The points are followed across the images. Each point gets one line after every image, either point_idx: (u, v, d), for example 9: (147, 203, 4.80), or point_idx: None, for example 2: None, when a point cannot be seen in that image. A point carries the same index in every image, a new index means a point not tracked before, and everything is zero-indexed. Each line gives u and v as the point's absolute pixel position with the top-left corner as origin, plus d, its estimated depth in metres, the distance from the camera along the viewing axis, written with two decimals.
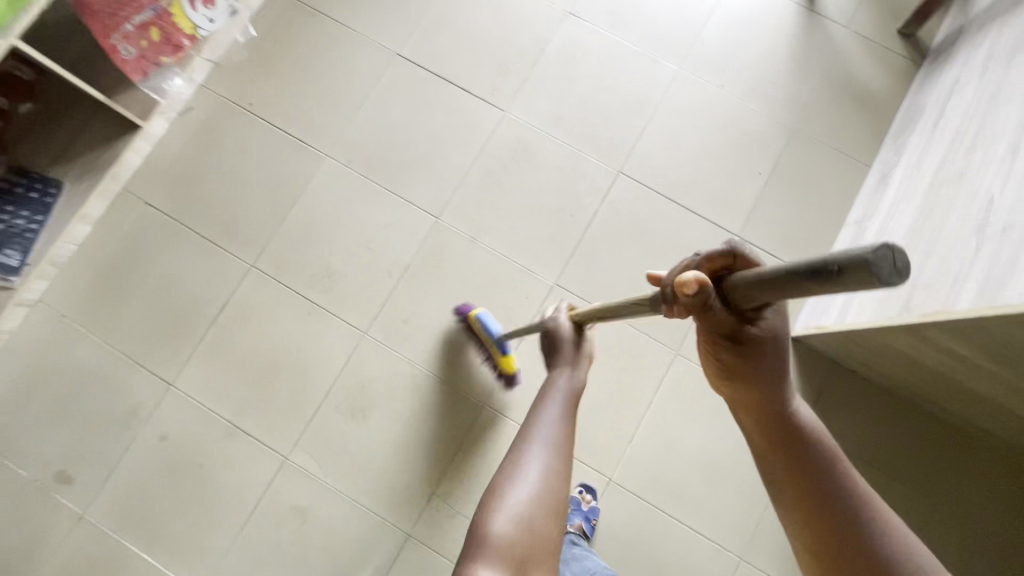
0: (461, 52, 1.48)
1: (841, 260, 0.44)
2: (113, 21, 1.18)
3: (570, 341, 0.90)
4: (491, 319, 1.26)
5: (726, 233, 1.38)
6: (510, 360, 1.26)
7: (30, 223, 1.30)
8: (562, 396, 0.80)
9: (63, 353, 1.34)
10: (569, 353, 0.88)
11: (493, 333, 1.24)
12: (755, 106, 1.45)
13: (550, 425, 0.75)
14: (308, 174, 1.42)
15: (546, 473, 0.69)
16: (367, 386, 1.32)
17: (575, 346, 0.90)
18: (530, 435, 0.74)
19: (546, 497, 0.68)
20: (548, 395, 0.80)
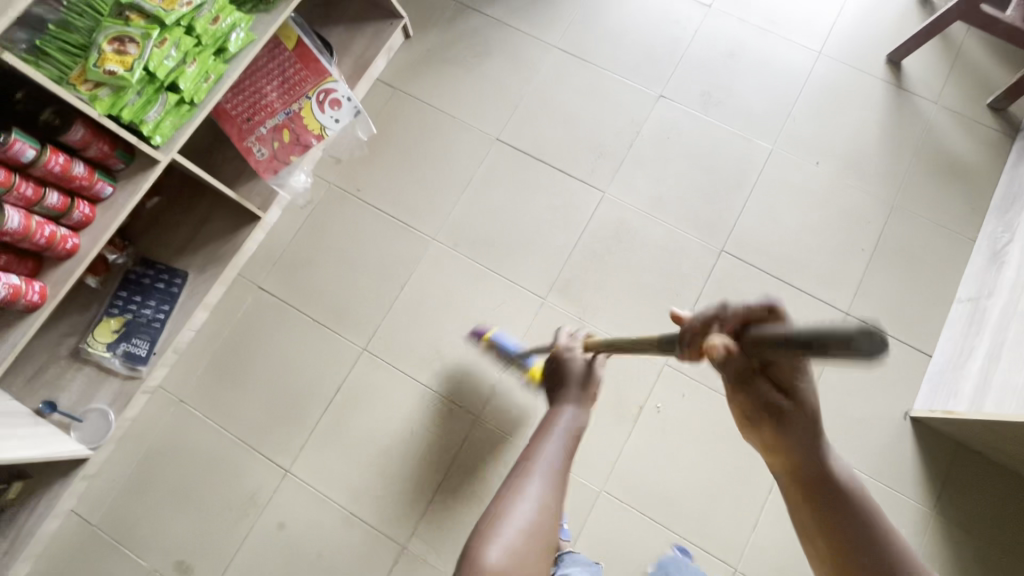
0: (558, 135, 1.53)
1: (831, 336, 0.47)
2: (249, 126, 1.29)
3: (580, 370, 0.91)
4: (505, 337, 1.34)
5: (836, 310, 1.38)
6: (535, 372, 1.30)
7: (157, 313, 1.35)
8: (562, 429, 0.79)
9: (181, 439, 1.37)
10: (575, 391, 0.88)
11: (511, 349, 1.31)
12: (851, 182, 1.47)
13: (551, 457, 0.73)
14: (415, 258, 1.46)
15: (546, 494, 0.67)
16: (467, 475, 1.31)
17: (581, 378, 0.90)
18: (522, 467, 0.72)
19: (536, 536, 0.63)
20: (548, 430, 0.78)
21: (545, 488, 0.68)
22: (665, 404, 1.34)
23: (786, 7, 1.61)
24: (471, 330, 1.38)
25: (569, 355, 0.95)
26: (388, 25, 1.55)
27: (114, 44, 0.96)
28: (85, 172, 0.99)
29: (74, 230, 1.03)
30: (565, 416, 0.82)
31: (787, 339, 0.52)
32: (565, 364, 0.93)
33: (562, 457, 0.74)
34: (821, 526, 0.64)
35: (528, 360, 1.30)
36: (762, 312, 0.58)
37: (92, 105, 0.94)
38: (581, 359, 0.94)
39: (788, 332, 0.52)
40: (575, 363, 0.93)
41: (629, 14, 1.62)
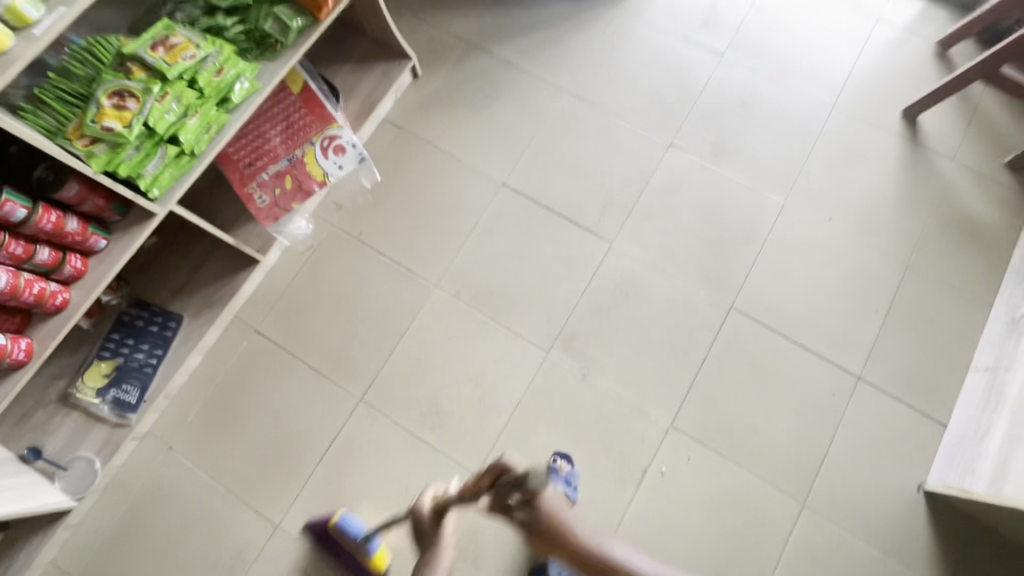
0: (565, 183, 1.50)
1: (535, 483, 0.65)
2: (251, 172, 1.25)
3: (431, 522, 0.90)
4: (353, 520, 1.21)
5: (847, 374, 1.34)
6: (381, 559, 1.19)
7: (149, 357, 1.32)
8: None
9: (169, 489, 1.32)
10: (433, 538, 0.89)
11: (355, 535, 1.19)
12: (864, 240, 1.43)
13: None
14: (416, 306, 1.42)
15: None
16: None
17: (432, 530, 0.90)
18: None
19: None
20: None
21: None
22: (669, 468, 1.29)
23: (800, 57, 1.59)
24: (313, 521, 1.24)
25: (425, 507, 0.93)
26: (397, 65, 1.53)
27: (113, 98, 0.93)
28: (79, 228, 0.96)
29: (64, 284, 0.99)
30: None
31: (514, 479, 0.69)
32: (418, 521, 0.92)
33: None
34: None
35: (373, 547, 1.18)
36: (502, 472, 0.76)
37: (87, 162, 0.91)
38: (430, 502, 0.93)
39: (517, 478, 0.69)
40: (427, 516, 0.92)
41: (639, 61, 1.60)
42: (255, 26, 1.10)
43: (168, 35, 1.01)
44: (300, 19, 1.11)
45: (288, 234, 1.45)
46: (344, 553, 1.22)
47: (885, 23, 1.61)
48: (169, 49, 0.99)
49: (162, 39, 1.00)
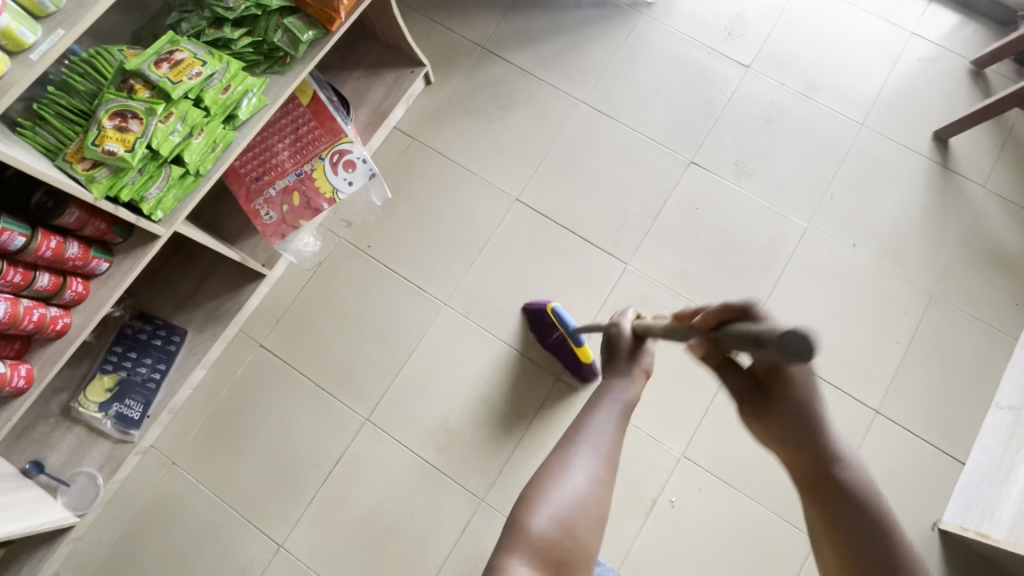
0: (582, 199, 1.46)
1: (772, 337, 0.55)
2: (258, 187, 1.21)
3: (628, 344, 0.89)
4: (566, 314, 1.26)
5: (865, 407, 1.31)
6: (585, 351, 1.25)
7: (153, 371, 1.29)
8: (613, 408, 0.82)
9: (172, 505, 1.31)
10: (624, 361, 0.88)
11: (567, 326, 1.24)
12: (889, 267, 1.39)
13: (607, 436, 0.79)
14: (425, 324, 1.39)
15: (590, 487, 0.74)
16: None
17: (631, 353, 0.89)
18: (578, 437, 0.79)
19: (584, 507, 0.72)
20: (601, 406, 0.83)
21: (597, 467, 0.76)
22: (679, 499, 1.27)
23: (829, 72, 1.53)
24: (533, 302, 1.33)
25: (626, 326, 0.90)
26: (408, 72, 1.47)
27: (115, 119, 0.89)
28: (79, 252, 0.92)
29: (65, 308, 0.96)
30: (623, 390, 0.84)
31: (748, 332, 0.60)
32: (615, 336, 0.90)
33: (606, 445, 0.78)
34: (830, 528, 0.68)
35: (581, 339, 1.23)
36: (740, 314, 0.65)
37: (89, 188, 0.87)
38: (630, 325, 0.91)
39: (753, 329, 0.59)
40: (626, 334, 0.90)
41: (661, 72, 1.54)
42: (264, 38, 1.05)
43: (173, 50, 0.96)
44: (310, 32, 1.06)
45: (293, 251, 1.41)
46: (554, 336, 1.31)
47: (919, 39, 1.54)
48: (174, 65, 0.94)
49: (167, 54, 0.95)
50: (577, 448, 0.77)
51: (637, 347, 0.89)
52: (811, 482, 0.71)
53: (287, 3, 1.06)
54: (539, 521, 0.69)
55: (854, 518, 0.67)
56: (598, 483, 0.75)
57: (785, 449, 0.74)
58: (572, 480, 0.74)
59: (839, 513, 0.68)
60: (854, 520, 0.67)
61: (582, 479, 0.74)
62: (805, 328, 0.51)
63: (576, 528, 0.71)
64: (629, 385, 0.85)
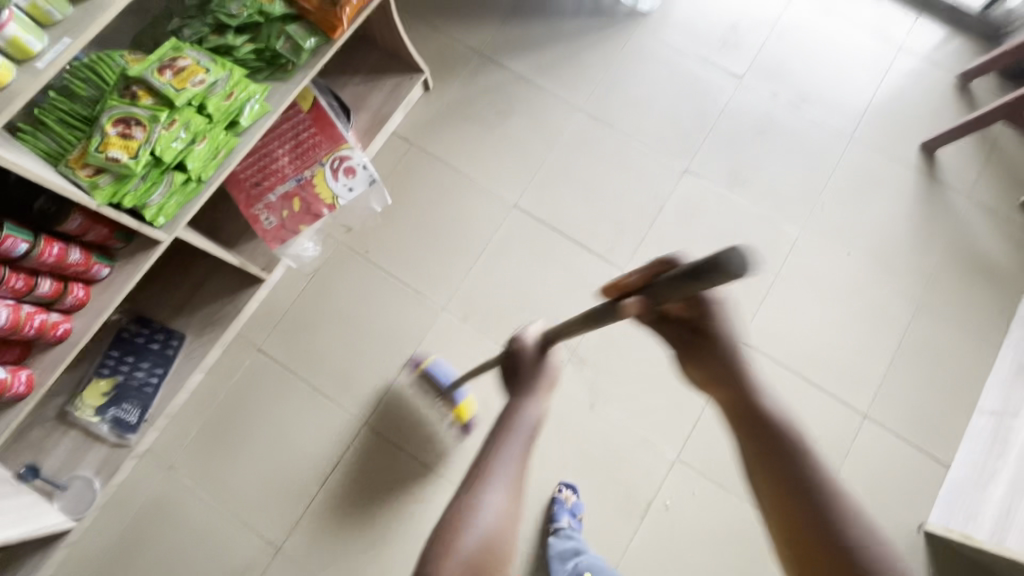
0: (578, 206, 1.47)
1: (702, 265, 0.54)
2: (258, 193, 1.21)
3: (530, 362, 0.81)
4: (442, 368, 1.34)
5: (854, 412, 1.34)
6: (463, 407, 1.32)
7: (150, 376, 1.29)
8: (523, 429, 0.69)
9: (170, 509, 1.31)
10: (529, 378, 0.78)
11: (444, 380, 1.32)
12: (876, 275, 1.42)
13: (516, 455, 0.66)
14: (423, 329, 1.40)
15: (504, 511, 0.62)
16: None
17: (534, 368, 0.80)
18: (484, 465, 0.65)
19: (498, 540, 0.61)
20: (508, 430, 0.68)
21: (508, 491, 0.64)
22: (673, 502, 1.29)
23: (819, 83, 1.56)
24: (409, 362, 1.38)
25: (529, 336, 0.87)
26: (407, 78, 1.48)
27: (118, 126, 0.89)
28: (82, 258, 0.92)
29: (66, 313, 0.96)
30: (529, 408, 0.72)
31: (676, 274, 0.60)
32: (519, 353, 0.84)
33: (520, 471, 0.66)
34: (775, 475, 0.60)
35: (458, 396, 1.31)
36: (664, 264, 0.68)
37: (92, 195, 0.87)
38: (534, 339, 0.86)
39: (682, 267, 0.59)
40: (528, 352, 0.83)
41: (656, 81, 1.57)
42: (267, 45, 1.06)
43: (176, 57, 0.96)
44: (312, 39, 1.07)
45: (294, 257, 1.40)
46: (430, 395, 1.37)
47: (907, 52, 1.58)
48: (177, 73, 0.95)
49: (170, 61, 0.95)
50: (482, 479, 0.64)
51: (541, 361, 0.82)
52: (738, 414, 0.66)
53: (289, 11, 1.07)
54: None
55: (778, 450, 0.61)
56: (514, 511, 0.63)
57: (719, 389, 0.69)
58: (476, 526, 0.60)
59: (764, 444, 0.62)
60: (781, 455, 0.61)
61: (493, 507, 0.62)
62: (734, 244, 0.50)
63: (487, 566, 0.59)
64: (537, 394, 0.75)
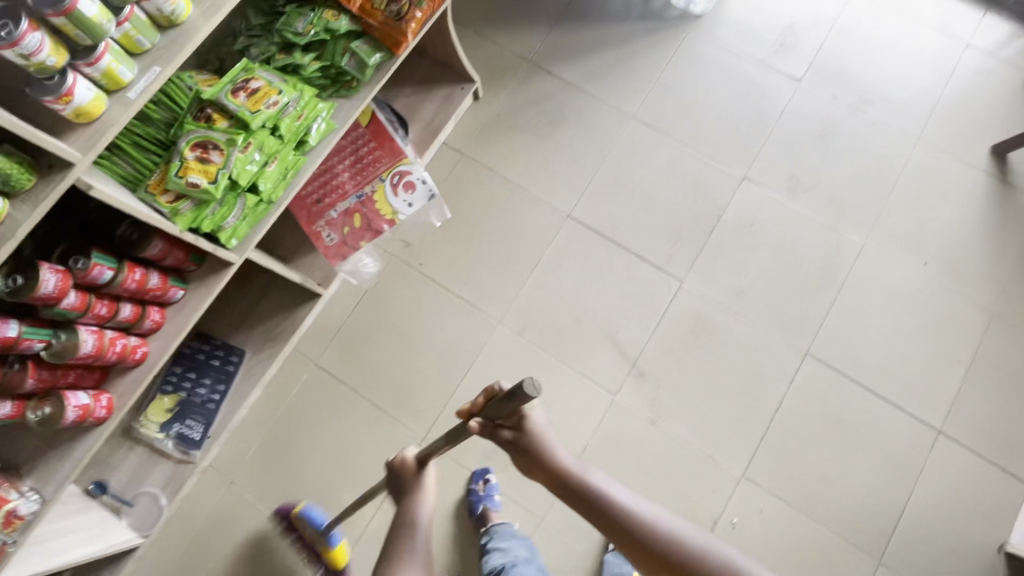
0: (632, 216, 1.45)
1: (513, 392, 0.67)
2: (319, 210, 1.21)
3: (408, 477, 0.93)
4: (316, 511, 1.27)
5: (927, 427, 1.29)
6: (339, 550, 1.25)
7: (212, 392, 1.30)
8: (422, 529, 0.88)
9: (233, 525, 1.32)
10: (412, 492, 0.91)
11: (318, 525, 1.25)
12: (947, 284, 1.37)
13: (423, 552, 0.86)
14: (479, 343, 1.39)
15: None
16: None
17: (414, 483, 0.92)
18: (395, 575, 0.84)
19: None
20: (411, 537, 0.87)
21: None
22: (741, 520, 1.26)
23: (880, 85, 1.51)
24: (278, 510, 1.30)
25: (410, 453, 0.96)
26: (459, 89, 1.47)
27: (197, 150, 0.89)
28: (159, 282, 0.92)
29: (143, 336, 0.97)
30: (416, 522, 0.88)
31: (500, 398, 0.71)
32: (401, 468, 0.94)
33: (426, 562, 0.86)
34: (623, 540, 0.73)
35: (333, 538, 1.24)
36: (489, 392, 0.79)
37: (174, 220, 0.87)
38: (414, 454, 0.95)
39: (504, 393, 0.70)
40: (409, 466, 0.93)
41: (709, 86, 1.53)
42: (332, 62, 1.05)
43: (248, 78, 0.96)
44: (377, 55, 1.05)
45: (356, 274, 1.42)
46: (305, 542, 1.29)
47: (974, 50, 1.52)
48: (251, 94, 0.94)
49: (243, 83, 0.95)
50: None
51: (421, 471, 0.93)
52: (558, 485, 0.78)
53: (354, 27, 1.05)
54: None
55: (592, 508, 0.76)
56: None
57: (540, 472, 0.79)
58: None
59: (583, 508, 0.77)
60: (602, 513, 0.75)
61: None
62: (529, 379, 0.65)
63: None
64: (421, 500, 0.91)
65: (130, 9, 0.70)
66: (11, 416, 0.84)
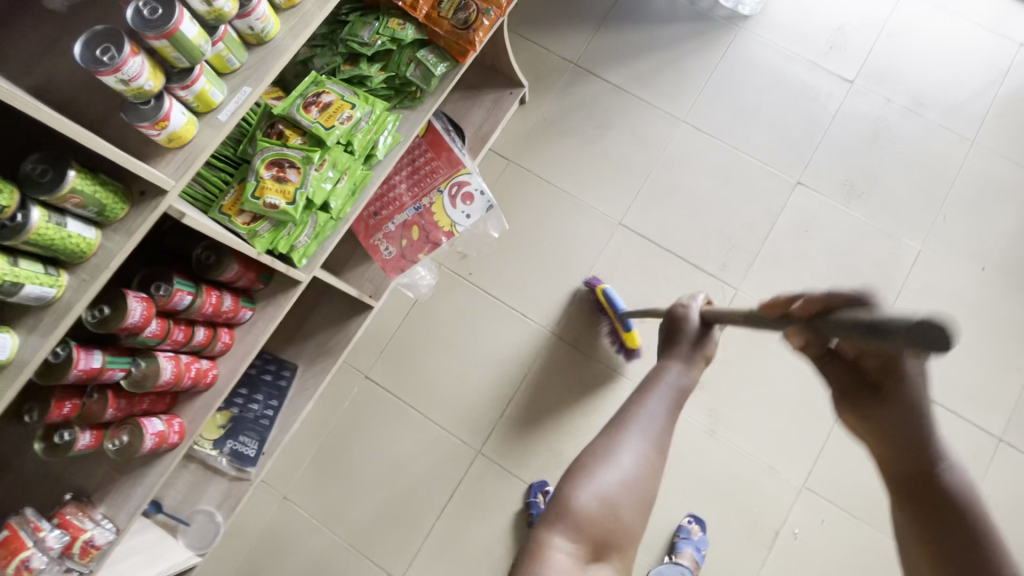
0: (686, 222, 1.42)
1: (895, 324, 0.50)
2: (377, 223, 1.19)
3: (693, 329, 0.84)
4: (616, 295, 1.31)
5: (988, 435, 1.29)
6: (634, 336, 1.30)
7: (265, 408, 1.27)
8: (666, 393, 0.78)
9: (287, 541, 1.30)
10: (685, 348, 0.83)
11: (618, 309, 1.29)
12: (1007, 290, 1.36)
13: (654, 421, 0.75)
14: (533, 354, 1.37)
15: (634, 467, 0.71)
16: None
17: (695, 340, 0.84)
18: (622, 422, 0.76)
19: (630, 489, 0.70)
20: (649, 390, 0.78)
21: (641, 449, 0.73)
22: (803, 530, 1.26)
23: (935, 86, 1.48)
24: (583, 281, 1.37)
25: (694, 313, 0.86)
26: (508, 94, 1.43)
27: (272, 169, 0.86)
28: (232, 304, 0.90)
29: (212, 359, 0.94)
30: (671, 375, 0.80)
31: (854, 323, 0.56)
32: (682, 320, 0.86)
33: (659, 430, 0.75)
34: (918, 514, 0.63)
35: (630, 323, 1.28)
36: (853, 301, 0.60)
37: (252, 243, 0.85)
38: (698, 312, 0.86)
39: (861, 318, 0.55)
40: (693, 322, 0.85)
41: (762, 88, 1.50)
42: (397, 73, 1.02)
43: (319, 92, 0.93)
44: (443, 65, 1.02)
45: (411, 284, 1.40)
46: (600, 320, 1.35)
47: None
48: (323, 109, 0.91)
49: (313, 97, 0.92)
50: (624, 428, 0.74)
51: (700, 335, 0.84)
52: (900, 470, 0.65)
53: (420, 36, 1.01)
54: (565, 533, 0.66)
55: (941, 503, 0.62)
56: (651, 467, 0.72)
57: (884, 442, 0.67)
58: (609, 477, 0.70)
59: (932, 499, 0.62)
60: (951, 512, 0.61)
61: (627, 459, 0.71)
62: (942, 317, 0.46)
63: (624, 507, 0.69)
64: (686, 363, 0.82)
65: (224, 28, 0.67)
66: (89, 446, 0.83)
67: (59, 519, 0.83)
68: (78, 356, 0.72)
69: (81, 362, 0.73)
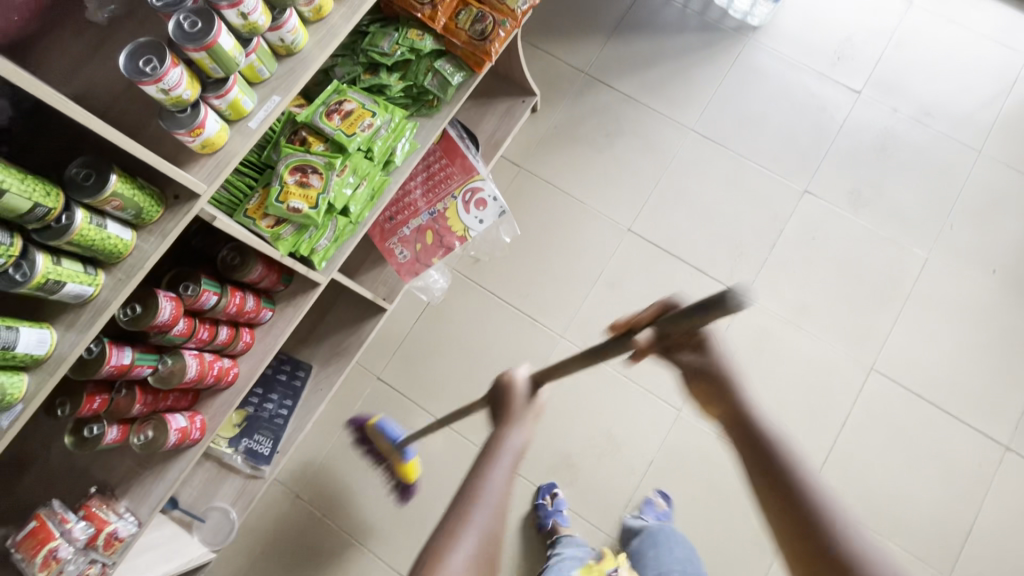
0: (694, 229, 1.45)
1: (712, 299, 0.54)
2: (392, 226, 1.21)
3: (519, 396, 0.77)
4: (390, 424, 1.33)
5: (995, 443, 1.29)
6: (411, 467, 1.31)
7: (280, 407, 1.30)
8: (508, 456, 0.66)
9: (299, 540, 1.32)
10: (516, 412, 0.74)
11: (392, 439, 1.31)
12: (1011, 298, 1.37)
13: (501, 483, 0.63)
14: (543, 357, 1.39)
15: (488, 539, 0.60)
16: None
17: (522, 405, 0.76)
18: (466, 488, 0.63)
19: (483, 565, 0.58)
20: (493, 455, 0.66)
21: (491, 517, 0.61)
22: None
23: (940, 96, 1.50)
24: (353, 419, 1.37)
25: (518, 380, 0.79)
26: (520, 102, 1.46)
27: (296, 174, 0.89)
28: (254, 305, 0.93)
29: (233, 357, 0.97)
30: (509, 438, 0.69)
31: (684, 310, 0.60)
32: (507, 390, 0.78)
33: (506, 495, 0.63)
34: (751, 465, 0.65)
35: (406, 453, 1.30)
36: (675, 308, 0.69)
37: (275, 245, 0.88)
38: (523, 380, 0.80)
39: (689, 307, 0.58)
40: (516, 390, 0.78)
41: (768, 97, 1.52)
42: (416, 82, 1.05)
43: (341, 100, 0.96)
44: (459, 74, 1.06)
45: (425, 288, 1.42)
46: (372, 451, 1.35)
47: None
48: (345, 117, 0.94)
49: (336, 105, 0.95)
50: (471, 499, 0.62)
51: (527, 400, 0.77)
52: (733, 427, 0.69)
53: (438, 46, 1.04)
54: None
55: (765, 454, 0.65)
56: (497, 532, 0.61)
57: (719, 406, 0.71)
58: (456, 561, 0.57)
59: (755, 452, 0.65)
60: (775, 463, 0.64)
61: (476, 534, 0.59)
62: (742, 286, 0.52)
63: None
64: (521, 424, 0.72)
65: (258, 41, 0.70)
66: (116, 440, 0.86)
67: (85, 511, 0.86)
68: (111, 352, 0.75)
69: (113, 359, 0.76)
